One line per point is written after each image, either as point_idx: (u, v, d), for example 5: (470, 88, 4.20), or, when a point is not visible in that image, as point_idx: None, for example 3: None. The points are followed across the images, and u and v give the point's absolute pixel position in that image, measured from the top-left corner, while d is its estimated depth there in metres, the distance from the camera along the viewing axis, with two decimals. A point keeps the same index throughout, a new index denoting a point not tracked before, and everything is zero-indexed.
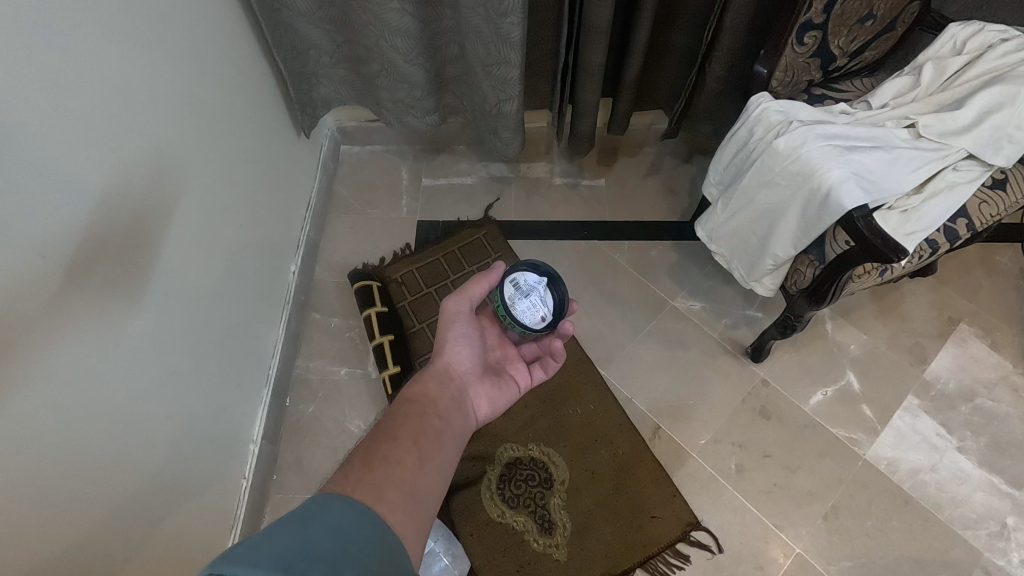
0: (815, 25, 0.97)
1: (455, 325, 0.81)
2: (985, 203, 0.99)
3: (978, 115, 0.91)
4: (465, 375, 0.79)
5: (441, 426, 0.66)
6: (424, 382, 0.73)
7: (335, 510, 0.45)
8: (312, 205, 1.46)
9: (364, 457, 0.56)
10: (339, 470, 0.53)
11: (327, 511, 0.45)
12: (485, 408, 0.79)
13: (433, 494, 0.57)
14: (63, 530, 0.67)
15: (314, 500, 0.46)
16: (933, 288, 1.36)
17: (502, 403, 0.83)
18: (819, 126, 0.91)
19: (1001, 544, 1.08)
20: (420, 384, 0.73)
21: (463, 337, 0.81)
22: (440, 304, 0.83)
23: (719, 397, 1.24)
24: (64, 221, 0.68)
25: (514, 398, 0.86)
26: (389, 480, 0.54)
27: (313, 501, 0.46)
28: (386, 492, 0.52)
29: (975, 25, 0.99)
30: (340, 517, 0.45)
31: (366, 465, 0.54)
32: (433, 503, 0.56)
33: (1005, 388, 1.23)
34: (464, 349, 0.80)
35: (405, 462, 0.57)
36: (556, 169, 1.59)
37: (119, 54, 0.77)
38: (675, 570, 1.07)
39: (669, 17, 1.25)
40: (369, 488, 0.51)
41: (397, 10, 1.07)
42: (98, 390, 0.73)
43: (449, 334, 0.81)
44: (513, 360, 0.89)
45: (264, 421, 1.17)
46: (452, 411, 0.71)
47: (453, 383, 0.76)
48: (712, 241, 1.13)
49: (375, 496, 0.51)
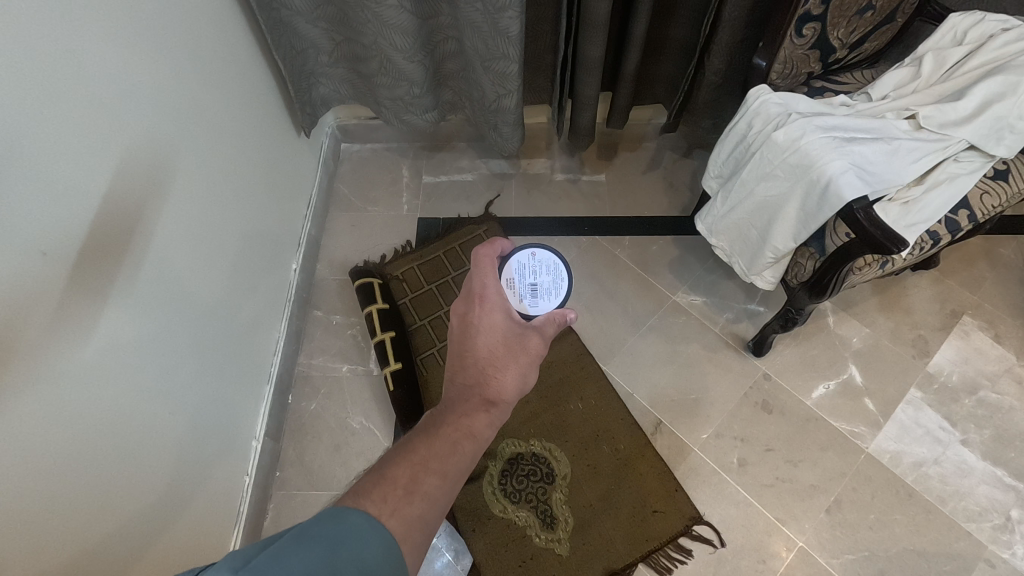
0: (814, 16, 0.97)
1: (532, 371, 0.67)
2: (987, 193, 0.98)
3: (978, 106, 0.90)
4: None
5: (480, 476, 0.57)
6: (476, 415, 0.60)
7: (363, 541, 0.43)
8: (313, 202, 1.46)
9: (405, 483, 0.50)
10: (372, 481, 0.49)
11: (355, 538, 0.43)
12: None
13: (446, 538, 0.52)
14: (67, 527, 0.68)
15: (348, 518, 0.44)
16: (935, 281, 1.36)
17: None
18: (818, 118, 0.91)
19: (1006, 537, 1.07)
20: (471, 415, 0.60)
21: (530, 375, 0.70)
22: (534, 342, 0.67)
23: (721, 391, 1.24)
24: (66, 218, 0.68)
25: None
26: (421, 520, 0.48)
27: (342, 515, 0.44)
28: (414, 531, 0.47)
29: (975, 15, 0.98)
30: (365, 549, 0.42)
31: (404, 490, 0.49)
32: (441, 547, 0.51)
33: (1009, 380, 1.22)
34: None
35: (438, 498, 0.51)
36: (556, 165, 1.59)
37: (119, 53, 0.77)
38: (677, 564, 1.07)
39: (668, 11, 1.25)
40: (403, 520, 0.47)
41: (395, 7, 1.07)
42: (99, 387, 0.73)
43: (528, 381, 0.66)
44: None
45: (267, 418, 1.17)
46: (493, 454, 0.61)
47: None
48: (712, 235, 1.13)
49: (405, 527, 0.47)
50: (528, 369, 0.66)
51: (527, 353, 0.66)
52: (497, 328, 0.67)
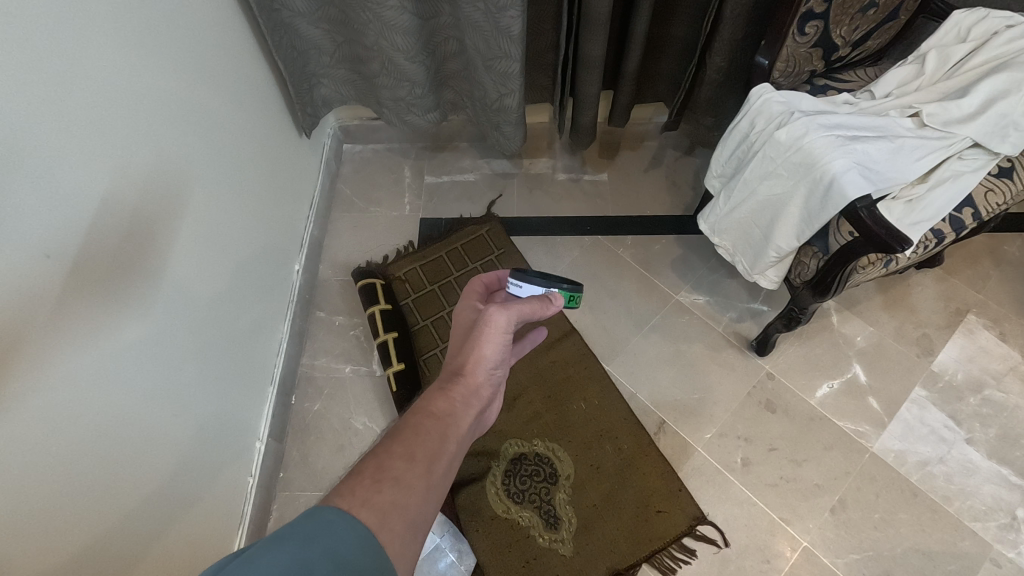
0: (816, 14, 0.96)
1: (493, 346, 0.67)
2: (992, 191, 0.97)
3: (982, 104, 0.90)
4: (493, 393, 0.70)
5: (456, 455, 0.59)
6: (441, 397, 0.62)
7: (339, 535, 0.43)
8: (316, 204, 1.47)
9: (372, 473, 0.51)
10: (347, 480, 0.50)
11: (333, 534, 0.43)
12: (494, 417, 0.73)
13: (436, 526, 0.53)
14: (70, 529, 0.68)
15: (320, 516, 0.44)
16: (939, 279, 1.35)
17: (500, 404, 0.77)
18: (820, 116, 0.91)
19: (1011, 536, 1.07)
20: (435, 397, 0.62)
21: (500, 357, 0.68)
22: (486, 314, 0.67)
23: (724, 390, 1.24)
24: (70, 220, 0.69)
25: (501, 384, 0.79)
26: (397, 506, 0.49)
27: (319, 514, 0.44)
28: (390, 517, 0.47)
29: (980, 11, 0.97)
30: (343, 543, 0.43)
31: (376, 483, 0.50)
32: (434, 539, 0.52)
33: (1014, 379, 1.22)
34: (499, 369, 0.69)
35: (417, 487, 0.51)
36: (558, 164, 1.59)
37: (123, 57, 0.78)
38: (681, 564, 1.07)
39: (669, 9, 1.25)
40: (376, 510, 0.47)
41: (396, 8, 1.07)
42: (104, 389, 0.74)
43: (488, 350, 0.66)
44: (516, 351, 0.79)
45: (270, 419, 1.18)
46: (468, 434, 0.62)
47: (486, 403, 0.67)
48: (715, 234, 1.12)
49: (381, 520, 0.47)
50: (480, 340, 0.66)
51: (484, 330, 0.66)
52: (465, 320, 0.72)
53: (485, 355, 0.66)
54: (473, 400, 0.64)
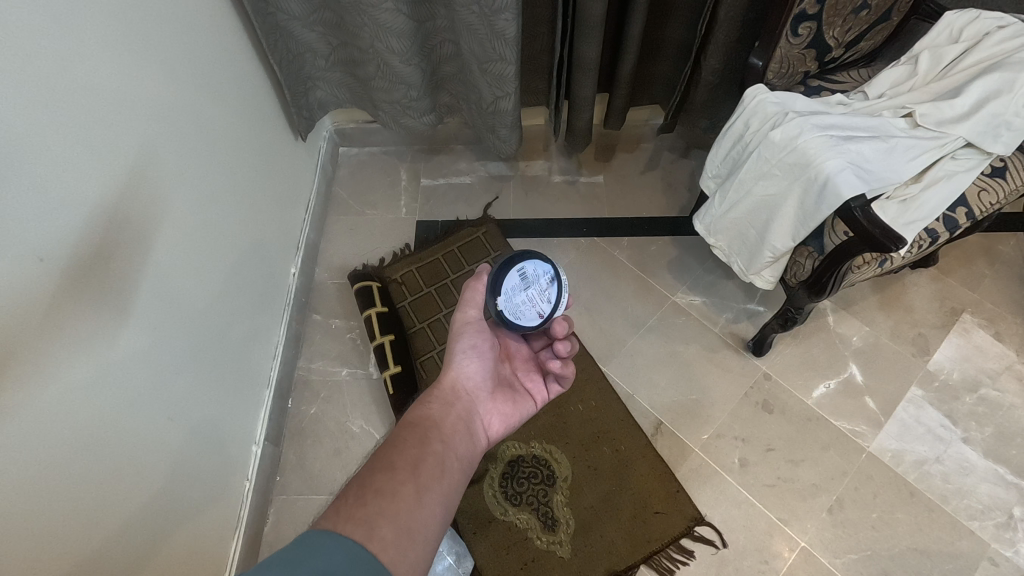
0: (809, 15, 0.97)
1: (459, 347, 0.75)
2: (985, 190, 0.98)
3: (975, 104, 0.91)
4: (477, 394, 0.75)
5: (445, 454, 0.63)
6: (428, 403, 0.70)
7: (327, 554, 0.44)
8: (312, 206, 1.46)
9: (357, 493, 0.53)
10: (332, 504, 0.51)
11: (322, 554, 0.44)
12: (497, 427, 0.75)
13: (433, 527, 0.54)
14: (64, 536, 0.68)
15: (306, 539, 0.45)
16: (934, 279, 1.36)
17: (515, 420, 0.78)
18: (815, 117, 0.91)
19: (1009, 534, 1.07)
20: (424, 405, 0.70)
21: (470, 349, 0.75)
22: (450, 318, 0.78)
23: (721, 391, 1.24)
24: (59, 221, 0.68)
25: (529, 415, 0.81)
26: (383, 515, 0.51)
27: (307, 539, 0.45)
28: (379, 528, 0.50)
29: (971, 12, 0.98)
30: (334, 562, 0.44)
31: (361, 499, 0.52)
32: (432, 540, 0.53)
33: (1010, 378, 1.22)
34: (471, 364, 0.75)
35: (403, 495, 0.54)
36: (554, 166, 1.59)
37: (115, 61, 0.78)
38: (679, 566, 1.06)
39: (663, 12, 1.26)
40: (359, 524, 0.49)
41: (391, 10, 1.08)
42: (97, 397, 0.74)
43: (456, 349, 0.75)
44: (525, 370, 0.83)
45: (266, 423, 1.17)
46: (457, 432, 0.67)
47: (465, 405, 0.72)
48: (711, 235, 1.12)
49: (367, 532, 0.49)
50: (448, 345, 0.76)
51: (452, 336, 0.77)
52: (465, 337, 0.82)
53: (456, 358, 0.75)
54: (451, 397, 0.72)
